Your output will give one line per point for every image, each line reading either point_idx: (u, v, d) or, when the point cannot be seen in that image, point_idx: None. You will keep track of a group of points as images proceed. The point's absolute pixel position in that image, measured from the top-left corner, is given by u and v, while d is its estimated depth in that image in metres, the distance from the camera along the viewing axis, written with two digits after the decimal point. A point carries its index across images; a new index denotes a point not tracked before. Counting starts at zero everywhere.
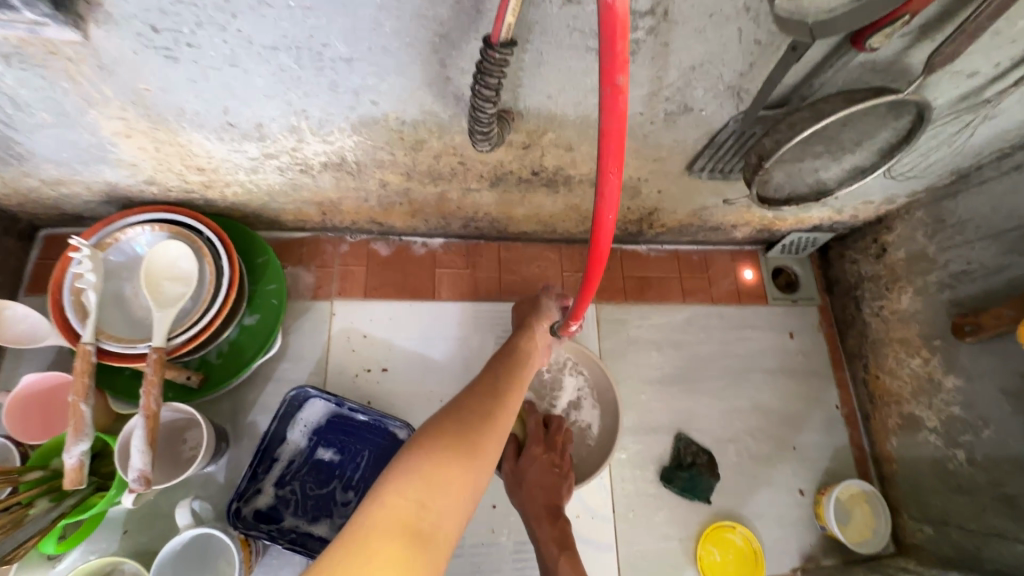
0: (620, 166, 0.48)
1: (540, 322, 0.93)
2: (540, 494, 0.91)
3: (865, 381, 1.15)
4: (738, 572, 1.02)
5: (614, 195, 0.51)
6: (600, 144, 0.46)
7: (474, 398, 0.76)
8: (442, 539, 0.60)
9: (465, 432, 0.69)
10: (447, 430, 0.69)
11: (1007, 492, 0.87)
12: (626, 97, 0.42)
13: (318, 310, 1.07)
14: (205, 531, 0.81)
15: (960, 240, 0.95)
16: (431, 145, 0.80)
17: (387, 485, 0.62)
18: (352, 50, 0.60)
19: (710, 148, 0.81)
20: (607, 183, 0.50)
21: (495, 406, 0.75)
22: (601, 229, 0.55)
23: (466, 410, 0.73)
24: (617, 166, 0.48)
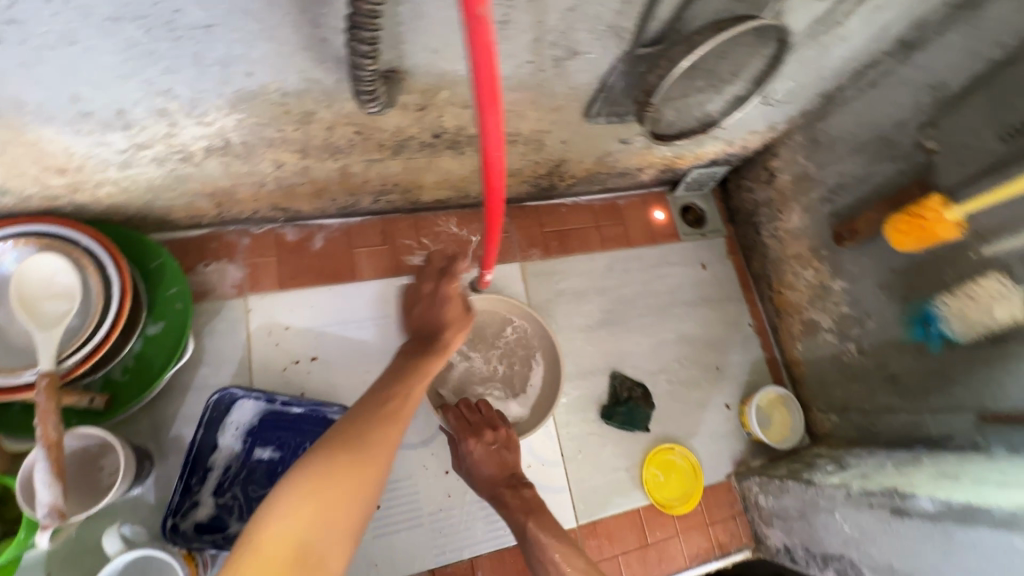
0: (496, 99, 0.48)
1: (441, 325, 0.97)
2: (492, 477, 0.95)
3: (771, 298, 1.26)
4: (681, 487, 1.11)
5: (496, 130, 0.52)
6: (474, 78, 0.46)
7: (368, 412, 0.77)
8: (328, 560, 0.62)
9: (357, 443, 0.71)
10: (341, 446, 0.70)
11: (891, 372, 0.99)
12: (490, 25, 0.43)
13: (231, 309, 1.01)
14: (143, 553, 0.76)
15: (832, 156, 1.05)
16: (321, 116, 0.76)
17: (281, 503, 0.62)
18: (209, 15, 0.55)
19: (602, 92, 0.83)
20: (488, 119, 0.51)
21: (390, 419, 0.78)
22: (492, 166, 0.56)
23: (362, 422, 0.75)
24: (494, 100, 0.48)
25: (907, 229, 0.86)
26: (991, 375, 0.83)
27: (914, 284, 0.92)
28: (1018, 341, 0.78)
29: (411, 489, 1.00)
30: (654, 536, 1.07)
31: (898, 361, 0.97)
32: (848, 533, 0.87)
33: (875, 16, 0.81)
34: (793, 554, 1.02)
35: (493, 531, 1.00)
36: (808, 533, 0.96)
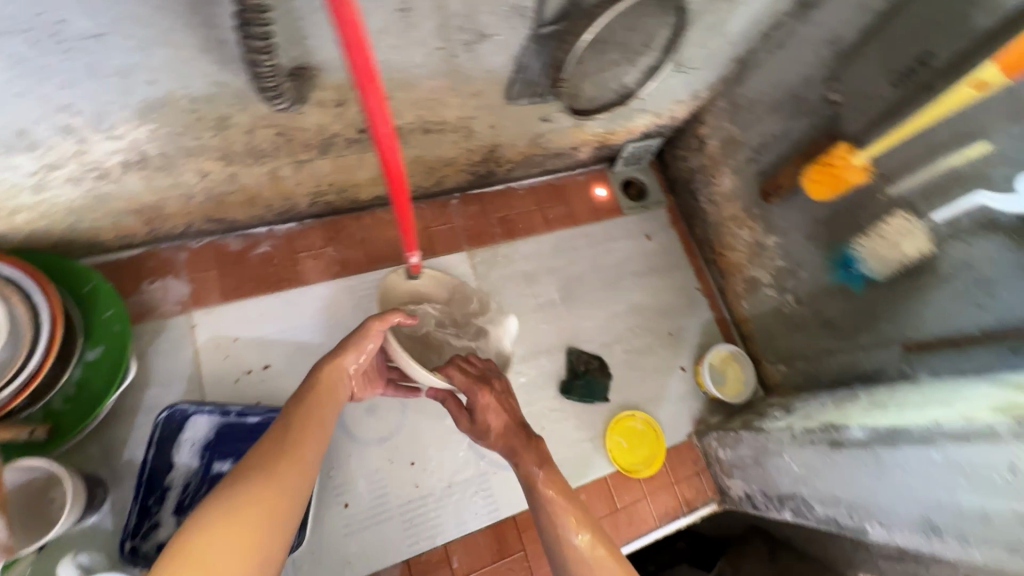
0: (375, 79, 0.48)
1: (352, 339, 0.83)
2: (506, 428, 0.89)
3: (715, 260, 1.31)
4: (644, 451, 1.14)
5: (381, 113, 0.52)
6: (349, 60, 0.46)
7: (260, 463, 0.64)
8: None
9: (248, 504, 0.58)
10: (224, 517, 0.56)
11: (826, 317, 1.04)
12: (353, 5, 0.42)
13: (174, 326, 0.99)
14: None
15: (752, 118, 1.09)
16: (237, 121, 0.76)
17: None
18: (96, 24, 0.55)
19: (519, 73, 0.85)
20: (370, 101, 0.50)
21: (288, 467, 0.64)
22: (386, 151, 0.56)
23: (254, 474, 0.62)
24: (371, 81, 0.48)
25: (822, 178, 0.91)
26: (908, 308, 0.88)
27: (836, 231, 0.97)
28: (928, 273, 0.84)
29: (378, 484, 1.01)
30: (623, 501, 1.10)
31: (830, 305, 1.03)
32: (796, 471, 0.92)
33: None
34: (754, 501, 1.06)
35: (465, 516, 1.02)
36: (763, 477, 1.01)
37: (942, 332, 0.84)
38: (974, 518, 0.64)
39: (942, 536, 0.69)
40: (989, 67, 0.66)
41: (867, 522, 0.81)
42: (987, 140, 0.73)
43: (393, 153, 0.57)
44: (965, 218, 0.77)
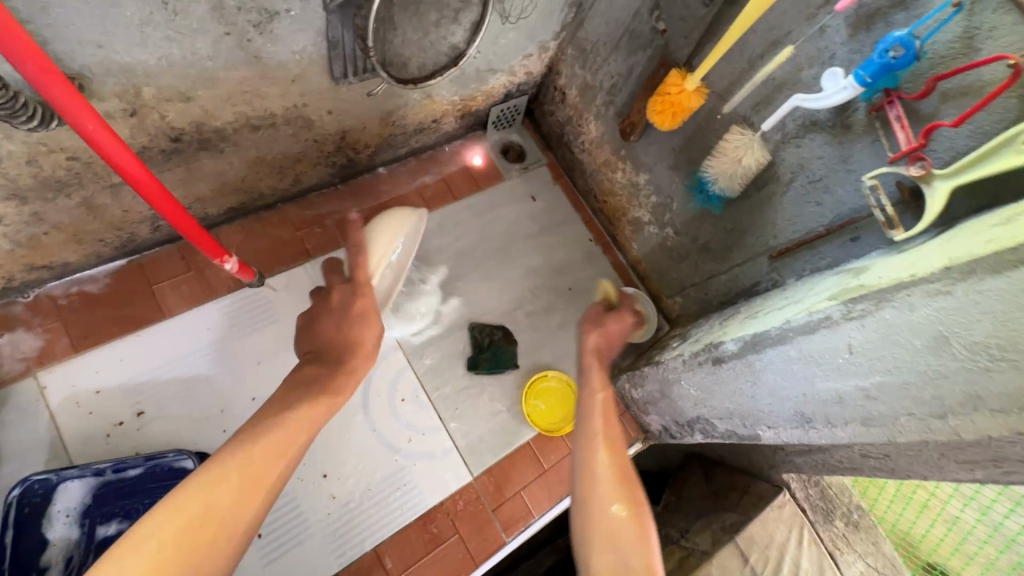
0: (51, 70, 0.47)
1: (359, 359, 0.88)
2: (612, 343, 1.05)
3: (600, 208, 1.32)
4: (564, 410, 1.14)
5: (78, 107, 0.50)
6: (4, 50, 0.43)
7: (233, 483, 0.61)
8: None
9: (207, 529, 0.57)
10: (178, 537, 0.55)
11: (703, 243, 1.07)
12: None
13: (19, 392, 0.89)
14: None
15: (600, 60, 1.08)
16: (8, 150, 0.67)
17: None
18: None
19: (334, 50, 0.79)
20: (57, 96, 0.49)
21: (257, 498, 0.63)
22: (108, 150, 0.56)
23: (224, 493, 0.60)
24: (45, 70, 0.46)
25: (664, 109, 0.92)
26: (765, 218, 0.92)
27: (691, 157, 0.99)
28: (773, 181, 0.87)
29: (292, 506, 0.96)
30: (550, 461, 1.10)
31: (703, 230, 1.05)
32: (694, 395, 0.94)
33: None
34: (671, 431, 1.09)
35: (392, 515, 0.99)
36: (672, 408, 1.03)
37: (795, 234, 0.88)
38: (832, 402, 0.68)
39: (815, 425, 0.72)
40: None
41: (758, 427, 0.83)
42: (791, 44, 0.75)
43: (120, 156, 0.57)
44: (790, 122, 0.80)
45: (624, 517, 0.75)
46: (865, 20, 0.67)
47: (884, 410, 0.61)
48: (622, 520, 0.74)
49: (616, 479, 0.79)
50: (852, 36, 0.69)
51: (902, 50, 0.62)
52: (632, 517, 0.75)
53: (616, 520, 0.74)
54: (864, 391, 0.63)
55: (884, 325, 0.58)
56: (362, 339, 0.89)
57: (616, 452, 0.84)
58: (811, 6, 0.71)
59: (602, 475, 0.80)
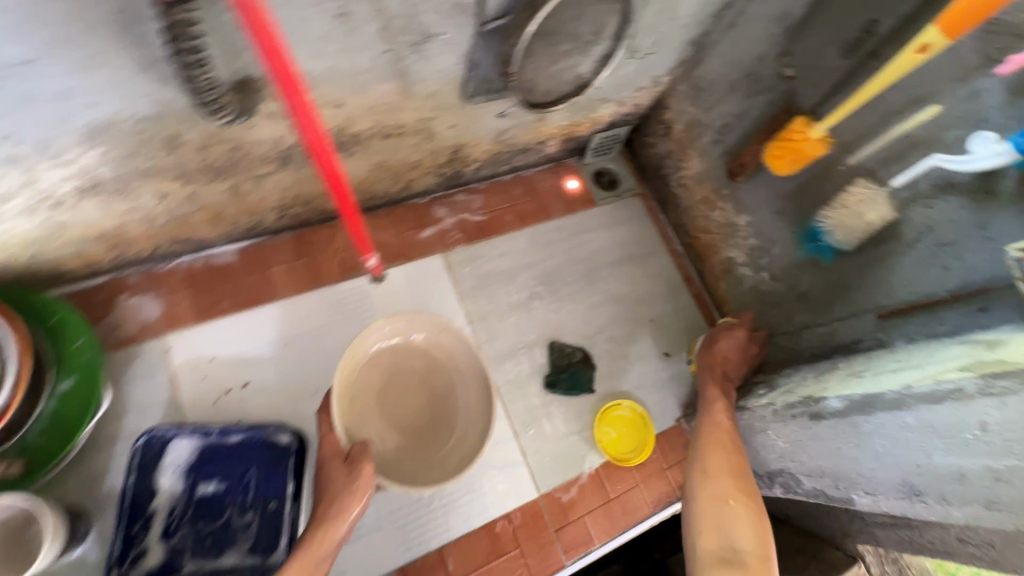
0: (293, 82, 0.53)
1: (331, 499, 0.80)
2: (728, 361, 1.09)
3: (691, 244, 1.31)
4: (634, 439, 1.14)
5: (307, 112, 0.58)
6: (268, 64, 0.50)
7: None
8: None
9: None
10: None
11: (801, 291, 1.04)
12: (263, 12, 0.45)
13: (148, 351, 0.98)
14: None
15: (713, 99, 1.09)
16: (188, 138, 0.75)
17: None
18: (25, 50, 0.54)
19: (473, 71, 0.85)
20: (296, 103, 0.56)
21: None
22: (316, 140, 0.63)
23: None
24: (292, 85, 0.53)
25: (782, 154, 0.91)
26: (878, 276, 0.89)
27: (802, 205, 0.97)
28: (894, 239, 0.84)
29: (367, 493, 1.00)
30: (616, 490, 1.10)
31: (804, 279, 1.03)
32: (781, 447, 0.91)
33: None
34: None
35: (458, 518, 1.01)
36: (752, 457, 1.00)
37: (910, 296, 0.85)
38: (951, 478, 0.64)
39: (925, 499, 0.69)
40: (930, 31, 0.66)
41: (854, 491, 0.80)
42: (936, 104, 0.73)
43: (323, 150, 0.65)
44: (923, 180, 0.78)
45: (738, 508, 0.79)
46: None
47: (1018, 496, 0.58)
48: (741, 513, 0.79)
49: (731, 476, 0.84)
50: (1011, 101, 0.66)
51: None
52: (752, 514, 0.79)
53: (733, 508, 0.79)
54: (994, 472, 0.59)
55: None
56: (330, 483, 0.82)
57: (727, 453, 0.88)
58: (965, 68, 0.69)
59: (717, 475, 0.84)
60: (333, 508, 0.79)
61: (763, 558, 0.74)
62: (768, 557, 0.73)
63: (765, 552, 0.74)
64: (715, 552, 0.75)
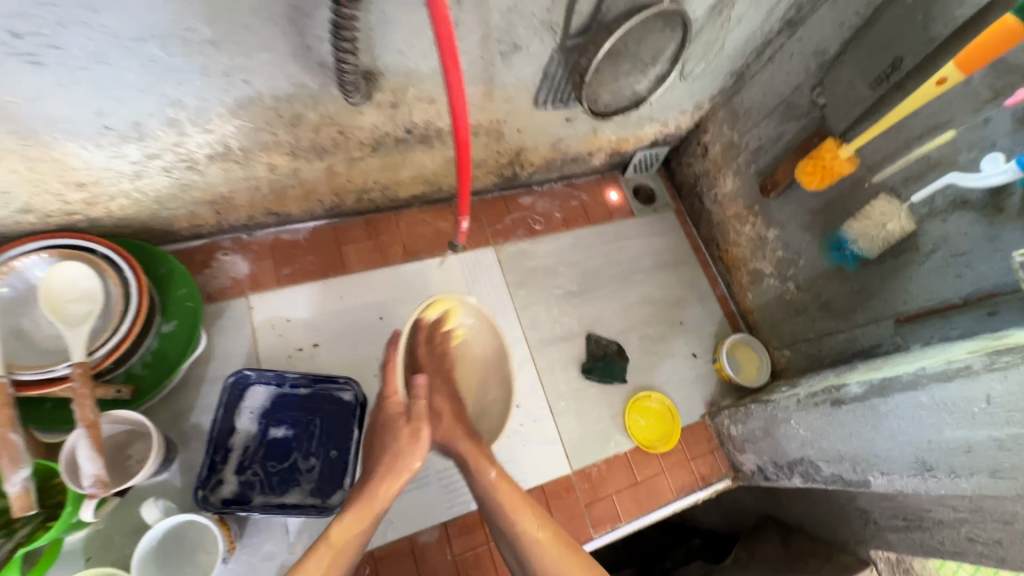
0: (456, 59, 0.64)
1: (392, 455, 0.88)
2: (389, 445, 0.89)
3: (720, 257, 1.41)
4: (661, 428, 1.22)
5: (458, 84, 0.67)
6: (439, 45, 0.61)
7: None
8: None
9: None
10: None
11: (824, 299, 1.14)
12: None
13: (233, 308, 1.09)
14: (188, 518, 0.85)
15: (750, 124, 1.21)
16: (308, 119, 0.88)
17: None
18: (216, 31, 0.68)
19: (546, 81, 0.98)
20: (451, 74, 0.65)
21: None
22: (458, 115, 0.72)
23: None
24: (454, 59, 0.63)
25: (813, 171, 1.03)
26: (898, 284, 0.98)
27: (829, 219, 1.08)
28: (912, 250, 0.94)
29: None
30: (643, 474, 1.17)
31: (827, 288, 1.12)
32: (803, 435, 0.99)
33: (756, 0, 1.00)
34: (766, 472, 1.13)
35: None
36: (774, 448, 1.08)
37: (926, 303, 0.94)
38: (960, 451, 0.73)
39: (935, 473, 0.76)
40: (949, 66, 0.77)
41: (869, 473, 0.87)
42: (953, 129, 0.84)
43: (463, 132, 0.76)
44: (939, 199, 0.88)
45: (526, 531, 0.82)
46: None
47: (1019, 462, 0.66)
48: (552, 557, 0.78)
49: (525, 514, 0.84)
50: (1017, 128, 0.77)
51: None
52: (555, 533, 0.81)
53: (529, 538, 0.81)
54: (997, 441, 0.68)
55: None
56: (392, 440, 0.89)
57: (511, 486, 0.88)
58: (978, 100, 0.81)
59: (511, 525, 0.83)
60: (391, 466, 0.87)
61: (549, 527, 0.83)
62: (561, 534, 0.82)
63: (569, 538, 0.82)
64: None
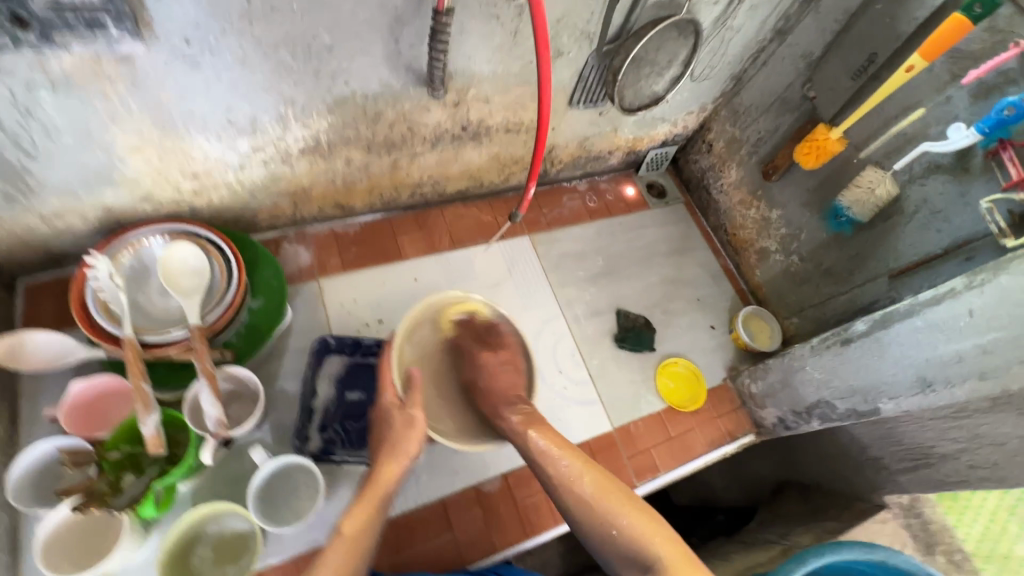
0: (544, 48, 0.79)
1: (392, 434, 0.90)
2: (410, 430, 0.89)
3: (728, 241, 1.57)
4: (688, 390, 1.36)
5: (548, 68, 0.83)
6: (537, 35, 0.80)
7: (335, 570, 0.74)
8: None
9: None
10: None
11: (826, 267, 1.30)
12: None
13: (306, 290, 1.23)
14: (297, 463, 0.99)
15: (750, 120, 1.40)
16: (387, 116, 1.04)
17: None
18: (334, 38, 0.85)
19: (580, 83, 1.17)
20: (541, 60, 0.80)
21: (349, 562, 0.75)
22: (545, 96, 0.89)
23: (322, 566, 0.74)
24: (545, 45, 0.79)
25: (809, 152, 1.21)
26: (889, 244, 1.14)
27: (825, 194, 1.25)
28: (898, 213, 1.11)
29: None
30: (676, 430, 1.30)
31: (828, 256, 1.29)
32: (818, 377, 1.13)
33: (751, 13, 1.20)
34: (786, 422, 1.26)
35: None
36: (792, 397, 1.22)
37: (914, 257, 1.10)
38: (952, 361, 0.87)
39: (934, 387, 0.91)
40: (914, 57, 0.95)
41: (879, 400, 1.01)
42: (923, 107, 1.03)
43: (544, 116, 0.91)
44: (917, 166, 1.06)
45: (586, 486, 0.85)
46: (984, 93, 0.93)
47: (998, 361, 0.81)
48: (595, 494, 0.84)
49: (583, 472, 0.87)
50: (973, 102, 0.95)
51: (1014, 109, 0.87)
52: (590, 471, 0.87)
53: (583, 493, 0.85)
54: (981, 347, 0.83)
55: (1002, 288, 0.79)
56: (393, 421, 0.91)
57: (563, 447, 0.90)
58: (940, 82, 0.99)
59: (576, 492, 0.85)
60: (390, 451, 0.88)
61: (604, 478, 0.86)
62: (622, 487, 0.85)
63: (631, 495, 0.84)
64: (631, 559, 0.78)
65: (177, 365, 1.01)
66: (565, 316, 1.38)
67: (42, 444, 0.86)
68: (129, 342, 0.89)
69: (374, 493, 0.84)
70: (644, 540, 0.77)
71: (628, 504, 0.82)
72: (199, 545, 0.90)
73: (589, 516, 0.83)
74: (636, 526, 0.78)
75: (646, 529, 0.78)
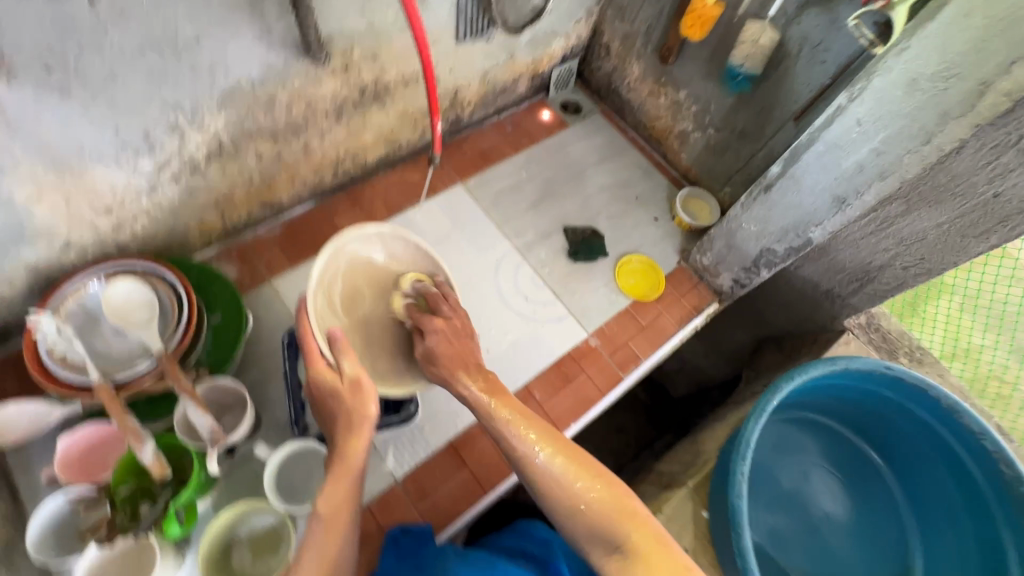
0: None
1: (342, 409, 0.83)
2: (356, 405, 0.83)
3: (650, 135, 1.62)
4: (648, 281, 1.43)
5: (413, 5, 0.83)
6: None
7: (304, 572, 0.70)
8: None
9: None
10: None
11: (739, 129, 1.36)
12: None
13: (261, 294, 1.23)
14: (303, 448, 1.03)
15: (635, 11, 1.42)
16: (280, 98, 1.03)
17: None
18: (196, 28, 0.83)
19: (459, 16, 1.17)
20: None
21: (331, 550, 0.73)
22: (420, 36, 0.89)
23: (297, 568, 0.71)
24: None
25: (693, 23, 1.25)
26: (786, 88, 1.21)
27: (719, 61, 1.30)
28: (786, 56, 1.17)
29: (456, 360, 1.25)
30: (647, 319, 1.38)
31: (737, 119, 1.35)
32: (754, 230, 1.21)
33: None
34: (741, 281, 1.35)
35: (534, 360, 1.29)
36: (739, 256, 1.30)
37: (810, 94, 1.17)
38: (856, 172, 0.96)
39: (848, 202, 1.00)
40: None
41: (809, 230, 1.10)
42: None
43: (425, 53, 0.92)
44: (789, 7, 1.11)
45: (552, 461, 0.78)
46: None
47: (891, 158, 0.90)
48: (560, 466, 0.77)
49: (547, 443, 0.80)
50: None
51: None
52: (561, 448, 0.79)
53: (545, 468, 0.77)
54: (876, 151, 0.91)
55: (878, 93, 0.86)
56: (336, 388, 0.85)
57: (527, 421, 0.84)
58: None
59: (539, 468, 0.78)
60: (350, 427, 0.82)
61: (564, 450, 0.79)
62: (587, 459, 0.78)
63: (599, 471, 0.77)
64: (599, 538, 0.72)
65: (156, 397, 1.02)
66: (517, 248, 1.42)
67: (50, 499, 0.88)
68: (101, 388, 0.90)
69: (346, 467, 0.79)
70: (615, 520, 0.72)
71: (597, 478, 0.76)
72: (237, 550, 0.95)
73: (553, 496, 0.76)
74: (605, 503, 0.73)
75: (616, 508, 0.72)
